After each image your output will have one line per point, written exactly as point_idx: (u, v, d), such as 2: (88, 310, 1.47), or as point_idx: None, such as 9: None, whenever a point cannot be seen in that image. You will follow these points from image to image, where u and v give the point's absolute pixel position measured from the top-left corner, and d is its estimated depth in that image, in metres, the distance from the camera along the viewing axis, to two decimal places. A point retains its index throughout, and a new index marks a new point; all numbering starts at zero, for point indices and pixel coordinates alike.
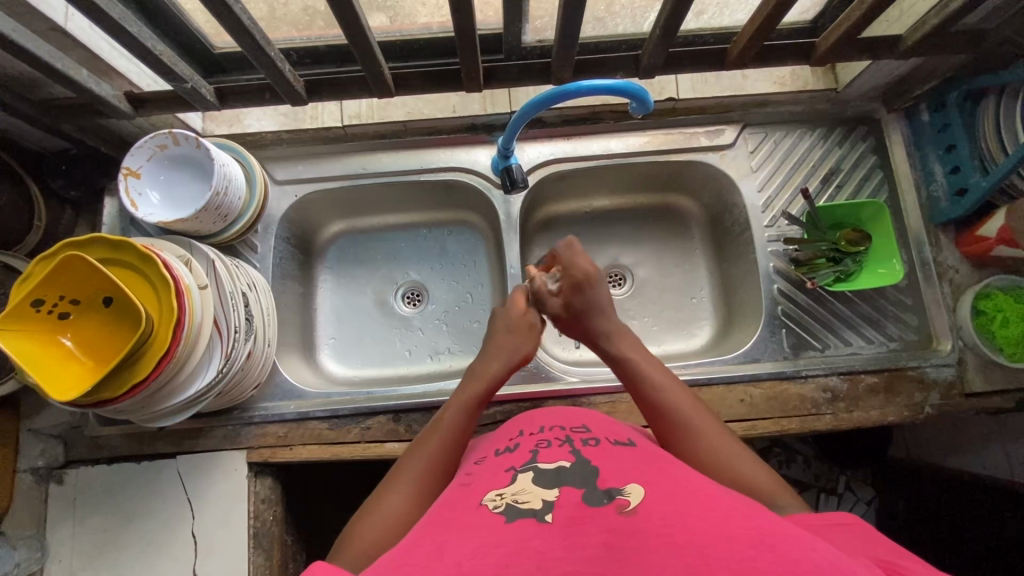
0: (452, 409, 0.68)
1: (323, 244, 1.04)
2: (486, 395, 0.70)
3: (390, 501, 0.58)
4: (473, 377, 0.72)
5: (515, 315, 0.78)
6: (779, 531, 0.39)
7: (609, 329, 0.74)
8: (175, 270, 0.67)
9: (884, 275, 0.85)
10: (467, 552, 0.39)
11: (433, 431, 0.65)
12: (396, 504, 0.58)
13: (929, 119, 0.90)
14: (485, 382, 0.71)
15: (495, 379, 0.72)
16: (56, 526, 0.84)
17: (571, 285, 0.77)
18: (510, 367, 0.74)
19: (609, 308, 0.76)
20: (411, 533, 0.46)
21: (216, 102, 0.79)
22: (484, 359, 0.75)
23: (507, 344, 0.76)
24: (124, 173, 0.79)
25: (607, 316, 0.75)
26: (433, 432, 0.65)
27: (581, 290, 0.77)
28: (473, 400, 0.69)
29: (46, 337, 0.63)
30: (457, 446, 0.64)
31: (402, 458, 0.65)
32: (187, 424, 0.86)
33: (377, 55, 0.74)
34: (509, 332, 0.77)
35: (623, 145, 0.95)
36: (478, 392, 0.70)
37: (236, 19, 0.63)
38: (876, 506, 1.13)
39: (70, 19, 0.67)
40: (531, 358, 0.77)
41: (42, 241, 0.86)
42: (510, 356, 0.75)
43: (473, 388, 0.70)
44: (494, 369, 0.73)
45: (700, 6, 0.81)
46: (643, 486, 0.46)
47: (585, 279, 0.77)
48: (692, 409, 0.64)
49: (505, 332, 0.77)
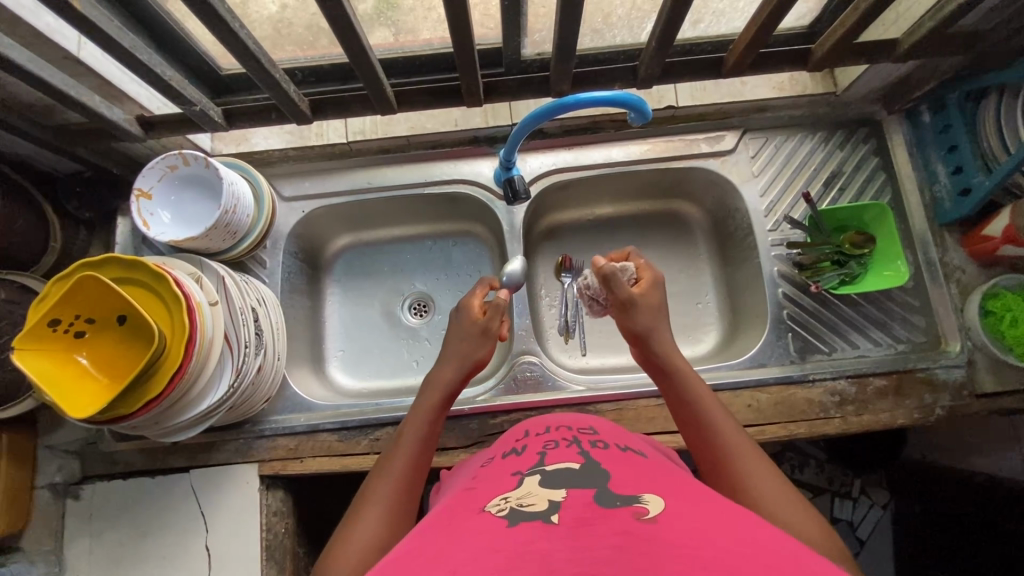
0: (413, 421, 0.69)
1: (331, 257, 1.06)
2: (443, 404, 0.72)
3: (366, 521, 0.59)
4: (429, 386, 0.73)
5: (467, 322, 0.77)
6: (791, 551, 0.39)
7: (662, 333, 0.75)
8: (187, 288, 0.69)
9: (890, 277, 0.84)
10: (471, 555, 0.40)
11: (396, 446, 0.67)
12: (372, 520, 0.59)
13: (930, 120, 0.91)
14: (441, 391, 0.72)
15: (451, 387, 0.73)
16: (74, 541, 0.85)
17: (650, 282, 0.78)
18: (466, 375, 0.75)
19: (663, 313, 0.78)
20: (410, 537, 0.46)
21: (223, 123, 0.82)
22: (438, 367, 0.75)
23: (459, 353, 0.76)
24: (136, 195, 0.81)
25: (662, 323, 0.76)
26: (397, 448, 0.66)
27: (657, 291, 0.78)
28: (431, 411, 0.70)
29: (64, 356, 0.65)
30: (420, 458, 0.66)
31: (370, 474, 0.66)
32: (200, 438, 0.87)
33: (379, 74, 0.76)
34: (460, 338, 0.76)
35: (624, 153, 0.96)
36: (435, 401, 0.71)
37: (242, 44, 0.65)
38: (892, 510, 1.11)
39: (83, 47, 0.70)
40: (486, 363, 0.77)
41: (57, 262, 0.88)
42: (464, 362, 0.75)
43: (431, 397, 0.71)
44: (448, 376, 0.73)
45: (696, 14, 0.82)
46: (660, 497, 0.46)
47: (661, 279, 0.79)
48: (735, 433, 0.65)
49: (459, 339, 0.76)
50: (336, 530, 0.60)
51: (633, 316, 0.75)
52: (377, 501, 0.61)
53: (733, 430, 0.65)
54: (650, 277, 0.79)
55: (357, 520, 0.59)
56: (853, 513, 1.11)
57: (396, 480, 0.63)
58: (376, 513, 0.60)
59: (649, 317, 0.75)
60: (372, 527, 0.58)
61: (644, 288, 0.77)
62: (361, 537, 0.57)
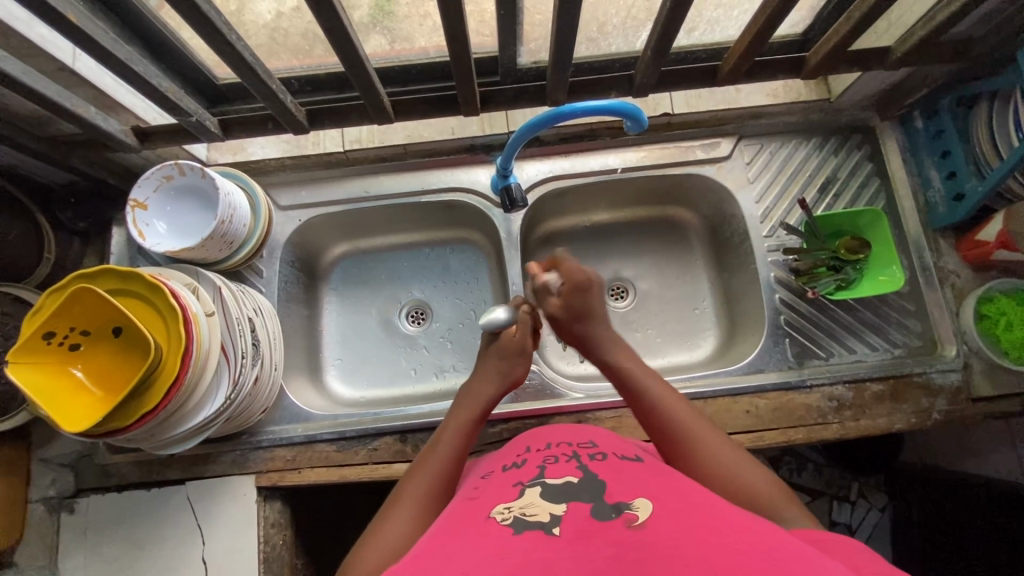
0: (448, 433, 0.69)
1: (327, 266, 1.05)
2: (480, 416, 0.72)
3: (393, 524, 0.58)
4: (466, 397, 0.74)
5: (504, 338, 0.77)
6: (786, 548, 0.40)
7: (604, 336, 0.74)
8: (182, 298, 0.68)
9: (885, 282, 0.85)
10: (475, 563, 0.40)
11: (430, 454, 0.66)
12: (402, 524, 0.58)
13: (922, 126, 0.91)
14: (479, 404, 0.72)
15: (489, 400, 0.73)
16: (69, 555, 0.84)
17: (572, 288, 0.75)
18: (502, 391, 0.75)
19: (604, 315, 0.76)
20: (421, 544, 0.47)
21: (220, 133, 0.81)
22: (477, 381, 0.76)
23: (497, 369, 0.76)
24: (131, 205, 0.81)
25: (605, 325, 0.75)
26: (430, 455, 0.66)
27: (582, 293, 0.75)
28: (466, 423, 0.70)
29: (57, 369, 0.64)
30: (455, 465, 0.65)
31: (399, 484, 0.65)
32: (197, 450, 0.87)
33: (375, 83, 0.76)
34: (498, 357, 0.77)
35: (620, 160, 0.96)
36: (474, 414, 0.71)
37: (238, 56, 0.65)
38: (890, 512, 1.14)
39: (77, 58, 0.70)
40: (522, 382, 0.77)
41: (52, 273, 0.88)
42: (503, 378, 0.76)
43: (468, 409, 0.72)
44: (486, 391, 0.74)
45: (690, 24, 0.82)
46: (651, 501, 0.46)
47: (588, 284, 0.75)
48: (692, 421, 0.64)
49: (495, 357, 0.77)
50: (363, 534, 0.59)
51: (565, 326, 0.76)
52: (406, 503, 0.60)
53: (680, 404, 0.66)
54: (571, 285, 0.75)
55: (386, 521, 0.59)
56: (852, 517, 1.14)
57: (429, 484, 0.63)
58: (406, 520, 0.59)
59: (586, 322, 0.75)
60: (403, 529, 0.57)
61: (567, 294, 0.75)
62: (386, 538, 0.57)
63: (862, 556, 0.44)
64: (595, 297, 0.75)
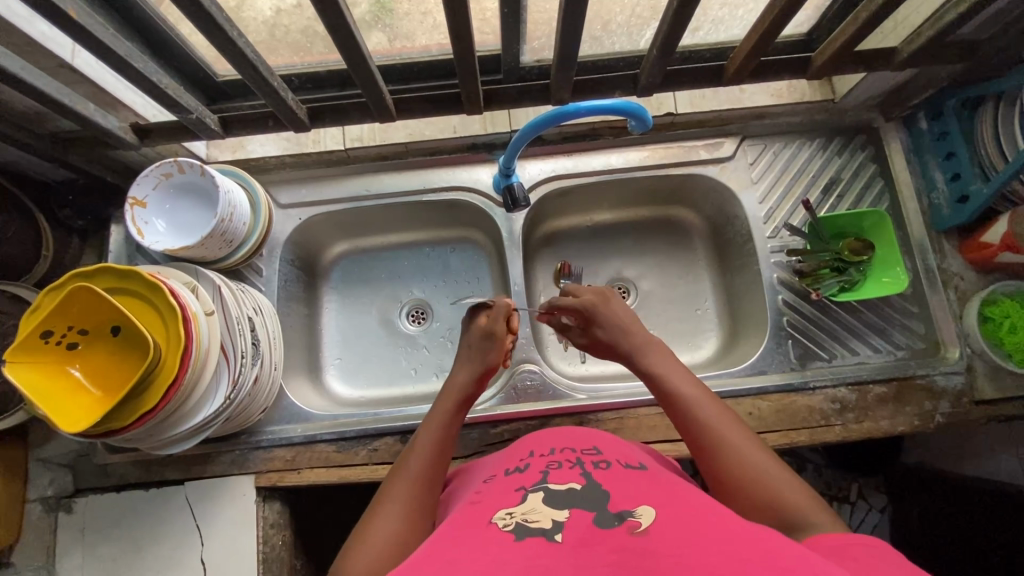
0: (428, 428, 0.68)
1: (328, 265, 1.05)
2: (457, 407, 0.71)
3: (380, 524, 0.58)
4: (443, 391, 0.73)
5: (472, 329, 0.79)
6: (793, 556, 0.39)
7: (643, 345, 0.74)
8: (182, 298, 0.68)
9: (889, 284, 0.85)
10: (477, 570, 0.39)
11: (411, 452, 0.65)
12: (388, 525, 0.57)
13: (927, 127, 0.90)
14: (455, 396, 0.72)
15: (464, 390, 0.73)
16: (66, 555, 0.84)
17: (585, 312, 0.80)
18: (478, 377, 0.74)
19: (629, 322, 0.77)
20: (421, 549, 0.46)
21: (220, 130, 0.81)
22: (451, 374, 0.75)
23: (470, 358, 0.76)
24: (130, 203, 0.80)
25: (636, 334, 0.75)
26: (411, 454, 0.65)
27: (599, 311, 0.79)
28: (446, 416, 0.69)
29: (55, 368, 0.63)
30: (438, 461, 0.65)
31: (383, 483, 0.64)
32: (196, 450, 0.86)
33: (377, 81, 0.75)
34: (468, 345, 0.78)
35: (623, 159, 0.96)
36: (451, 406, 0.70)
37: (240, 53, 0.64)
38: (888, 513, 1.13)
39: (77, 54, 0.70)
40: (497, 365, 0.76)
41: (50, 271, 0.87)
42: (476, 366, 0.75)
43: (446, 401, 0.71)
44: (460, 381, 0.73)
45: (695, 22, 0.81)
46: (654, 508, 0.46)
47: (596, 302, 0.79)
48: (724, 426, 0.63)
49: (465, 347, 0.78)
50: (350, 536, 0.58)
51: (603, 345, 0.78)
52: (392, 503, 0.60)
53: (713, 409, 0.65)
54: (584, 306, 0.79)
55: (372, 523, 0.58)
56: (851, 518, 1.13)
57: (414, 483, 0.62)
58: (393, 520, 0.58)
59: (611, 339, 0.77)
60: (389, 530, 0.57)
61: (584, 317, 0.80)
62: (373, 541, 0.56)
63: (873, 563, 0.43)
64: (615, 309, 0.78)
